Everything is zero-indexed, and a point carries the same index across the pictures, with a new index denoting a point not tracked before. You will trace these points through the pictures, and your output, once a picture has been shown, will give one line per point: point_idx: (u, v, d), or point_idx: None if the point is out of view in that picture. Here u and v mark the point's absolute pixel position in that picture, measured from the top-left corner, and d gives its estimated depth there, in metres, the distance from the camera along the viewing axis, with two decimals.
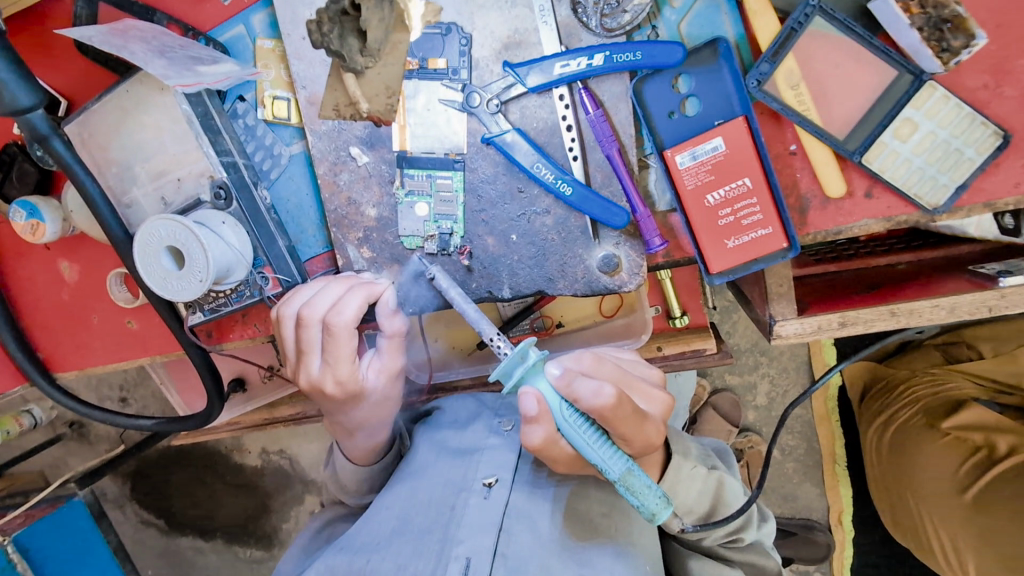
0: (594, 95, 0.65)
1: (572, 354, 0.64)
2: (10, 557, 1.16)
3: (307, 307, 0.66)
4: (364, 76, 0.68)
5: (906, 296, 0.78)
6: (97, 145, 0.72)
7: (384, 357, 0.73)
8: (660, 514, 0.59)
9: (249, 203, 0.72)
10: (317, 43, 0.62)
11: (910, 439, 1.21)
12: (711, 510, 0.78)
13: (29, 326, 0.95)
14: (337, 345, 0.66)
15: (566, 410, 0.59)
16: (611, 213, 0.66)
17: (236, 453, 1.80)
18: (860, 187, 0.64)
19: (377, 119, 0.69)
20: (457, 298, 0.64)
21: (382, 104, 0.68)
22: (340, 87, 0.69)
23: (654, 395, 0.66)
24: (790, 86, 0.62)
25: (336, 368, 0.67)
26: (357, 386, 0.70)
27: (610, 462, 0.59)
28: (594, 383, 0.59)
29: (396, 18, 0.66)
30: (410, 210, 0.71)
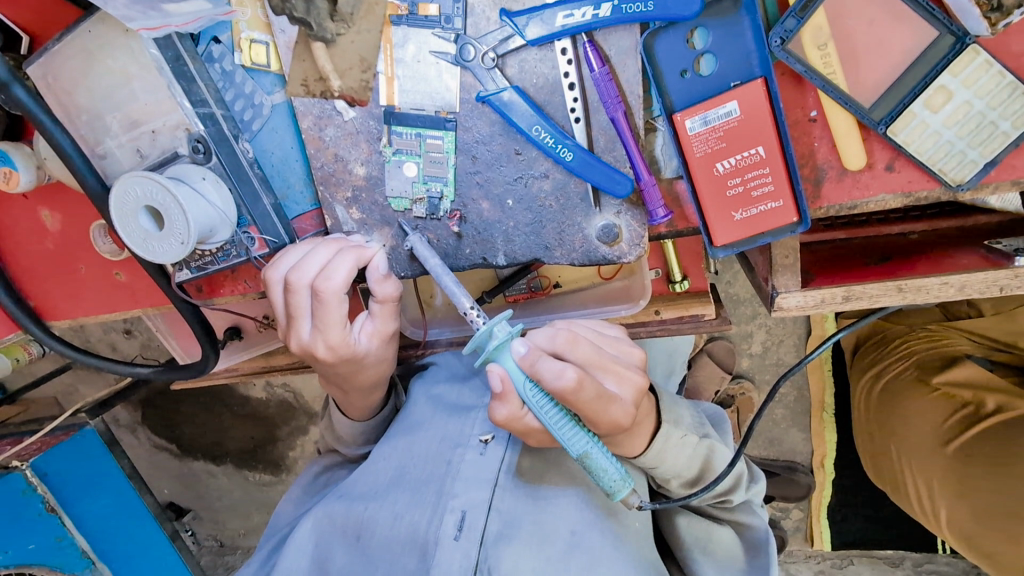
0: (600, 50, 0.59)
1: (546, 332, 0.63)
2: (30, 480, 1.22)
3: (295, 271, 0.64)
4: (336, 45, 0.62)
5: (915, 272, 0.75)
6: (63, 92, 0.67)
7: (378, 320, 0.69)
8: (619, 491, 0.63)
9: (231, 157, 0.68)
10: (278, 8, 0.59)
11: (899, 393, 1.22)
12: (699, 475, 0.80)
13: (16, 273, 0.93)
14: (327, 311, 0.64)
15: (528, 387, 0.61)
16: (614, 181, 0.62)
17: (241, 385, 1.82)
18: (882, 159, 0.60)
19: (350, 98, 0.64)
20: (436, 267, 0.64)
21: (356, 80, 0.63)
22: (308, 59, 0.63)
23: (631, 376, 0.65)
24: (817, 46, 0.56)
25: (326, 333, 0.65)
26: (350, 352, 0.67)
27: (573, 439, 0.61)
28: (557, 365, 0.58)
29: None
30: (398, 169, 0.67)
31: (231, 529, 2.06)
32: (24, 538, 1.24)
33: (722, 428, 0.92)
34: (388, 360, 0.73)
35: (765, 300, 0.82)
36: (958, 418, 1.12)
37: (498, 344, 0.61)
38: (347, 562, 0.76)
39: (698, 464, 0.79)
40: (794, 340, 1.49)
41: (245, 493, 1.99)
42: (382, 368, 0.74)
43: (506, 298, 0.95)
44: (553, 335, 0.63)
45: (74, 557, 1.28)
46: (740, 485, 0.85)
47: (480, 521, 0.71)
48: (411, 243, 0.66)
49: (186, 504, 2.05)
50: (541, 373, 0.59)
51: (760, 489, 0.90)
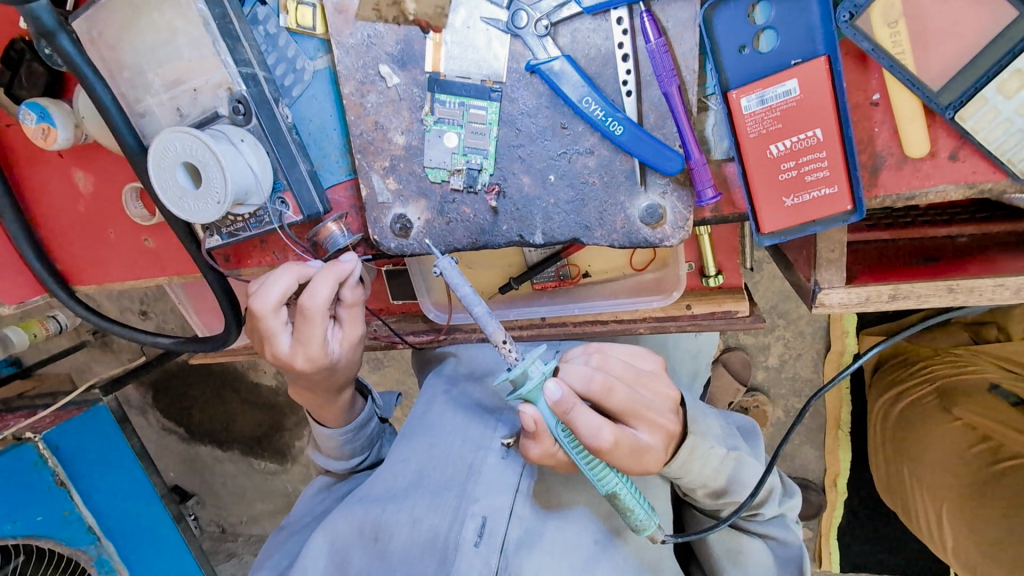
0: (657, 21, 0.58)
1: (583, 374, 0.63)
2: (42, 453, 1.22)
3: (263, 300, 0.66)
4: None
5: (966, 272, 0.72)
6: (107, 46, 0.66)
7: (345, 327, 0.72)
8: (645, 530, 0.67)
9: (270, 120, 0.67)
10: None
11: (919, 418, 1.19)
12: (725, 487, 0.77)
13: (45, 236, 0.93)
14: (310, 326, 0.66)
15: (561, 431, 0.61)
16: (664, 158, 0.60)
17: (252, 372, 1.82)
18: (945, 147, 0.57)
19: (424, 24, 0.62)
20: (469, 296, 0.62)
21: (431, 6, 0.61)
22: None
23: (663, 422, 0.68)
24: (887, 23, 0.54)
25: (306, 347, 0.68)
26: (326, 360, 0.69)
27: (606, 481, 0.63)
28: (594, 419, 0.60)
29: None
30: (438, 139, 0.65)
31: (233, 516, 2.05)
32: (32, 511, 1.22)
33: (753, 442, 0.89)
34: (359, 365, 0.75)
35: (804, 299, 0.79)
36: (975, 451, 1.07)
37: (534, 385, 0.59)
38: (363, 564, 0.73)
39: (724, 477, 0.76)
40: (812, 356, 1.45)
41: (249, 480, 1.98)
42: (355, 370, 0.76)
43: (534, 285, 0.93)
44: (591, 378, 0.63)
45: (80, 532, 1.27)
46: (771, 499, 0.82)
47: (502, 527, 0.69)
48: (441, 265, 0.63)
49: (191, 487, 2.05)
50: (577, 424, 0.59)
51: (794, 503, 0.87)
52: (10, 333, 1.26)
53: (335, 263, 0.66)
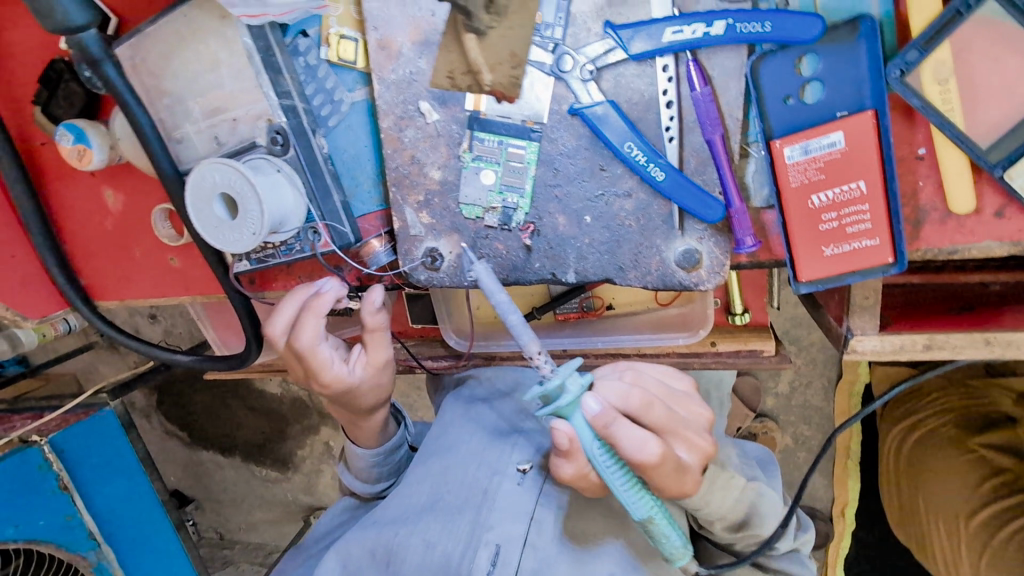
0: (703, 70, 0.57)
1: (620, 391, 0.58)
2: (48, 457, 1.21)
3: (280, 319, 0.66)
4: (487, 38, 0.60)
5: (1003, 324, 0.71)
6: (148, 72, 0.67)
7: (369, 350, 0.72)
8: (679, 558, 0.62)
9: (307, 150, 0.67)
10: None
11: (929, 447, 1.19)
12: (746, 519, 0.74)
13: (72, 250, 0.93)
14: (344, 339, 0.67)
15: (599, 449, 0.56)
16: (704, 205, 0.59)
17: (258, 380, 1.82)
18: (991, 205, 0.57)
19: (501, 93, 0.62)
20: (502, 303, 0.55)
21: (506, 76, 0.61)
22: (456, 49, 0.61)
23: (702, 444, 0.62)
24: (937, 81, 0.53)
25: (338, 362, 0.68)
26: (343, 383, 0.70)
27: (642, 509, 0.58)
28: (638, 434, 0.55)
29: None
30: (475, 176, 0.65)
31: (232, 523, 2.04)
32: (35, 515, 1.21)
33: (769, 469, 0.87)
34: (381, 387, 0.74)
35: (835, 343, 0.78)
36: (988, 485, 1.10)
37: (572, 398, 0.54)
38: None
39: (742, 508, 0.73)
40: (823, 383, 1.44)
41: (249, 488, 1.97)
42: (378, 392, 0.75)
43: (556, 316, 0.93)
44: (628, 395, 0.58)
45: (82, 538, 1.27)
46: (786, 533, 0.80)
47: (515, 557, 0.68)
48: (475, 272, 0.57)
49: (190, 492, 2.05)
50: (621, 441, 0.55)
51: (812, 538, 0.85)
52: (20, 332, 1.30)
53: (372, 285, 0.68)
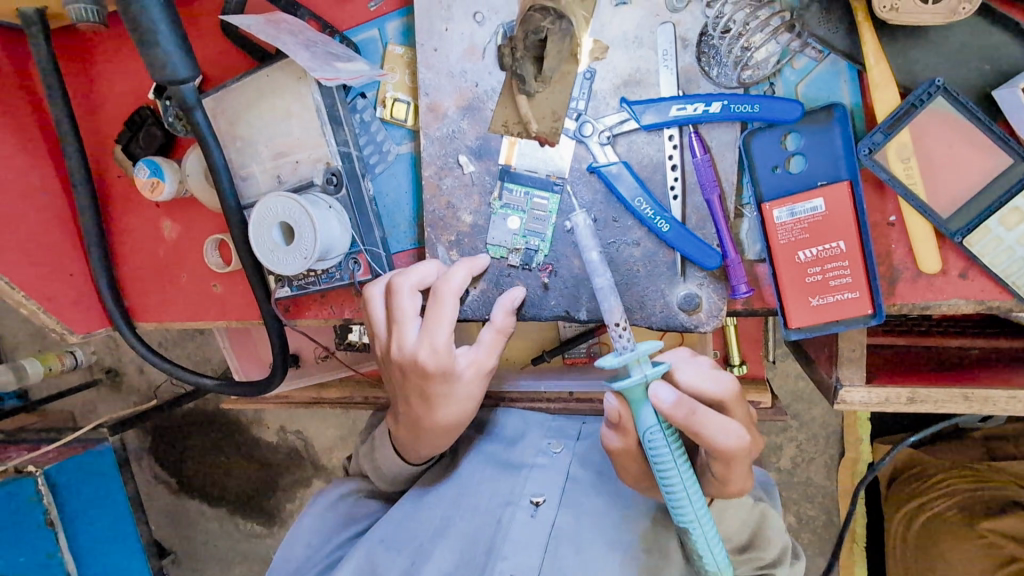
0: (703, 140, 0.68)
1: (709, 380, 0.59)
2: (39, 489, 1.23)
3: (409, 275, 0.68)
4: (534, 99, 0.71)
5: (980, 381, 0.77)
6: (228, 121, 0.78)
7: (477, 347, 0.69)
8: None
9: (357, 192, 0.77)
10: (507, 64, 0.71)
11: (945, 532, 1.19)
12: (748, 541, 0.77)
13: (122, 274, 1.02)
14: (438, 309, 0.65)
15: (661, 430, 0.58)
16: (704, 254, 0.68)
17: (255, 426, 1.84)
18: (955, 267, 0.65)
19: (543, 139, 0.71)
20: (595, 264, 0.67)
21: (550, 126, 0.71)
22: (512, 106, 0.72)
23: (758, 450, 0.64)
24: (901, 159, 0.63)
25: (431, 335, 0.65)
26: (449, 360, 0.66)
27: (689, 513, 0.59)
28: (721, 421, 0.56)
29: (569, 53, 0.69)
30: (502, 221, 0.74)
31: None
32: (17, 550, 1.23)
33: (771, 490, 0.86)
34: (473, 399, 0.70)
35: (825, 395, 0.83)
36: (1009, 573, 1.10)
37: (642, 382, 0.58)
38: None
39: (744, 527, 0.76)
40: (825, 460, 1.45)
41: (231, 542, 1.94)
42: (467, 403, 0.71)
43: (564, 360, 1.00)
44: (714, 388, 0.59)
45: None
46: (784, 561, 0.78)
47: None
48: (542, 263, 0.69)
49: (168, 544, 2.00)
50: (704, 429, 0.56)
51: (800, 566, 0.85)
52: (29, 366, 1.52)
53: (472, 258, 0.71)
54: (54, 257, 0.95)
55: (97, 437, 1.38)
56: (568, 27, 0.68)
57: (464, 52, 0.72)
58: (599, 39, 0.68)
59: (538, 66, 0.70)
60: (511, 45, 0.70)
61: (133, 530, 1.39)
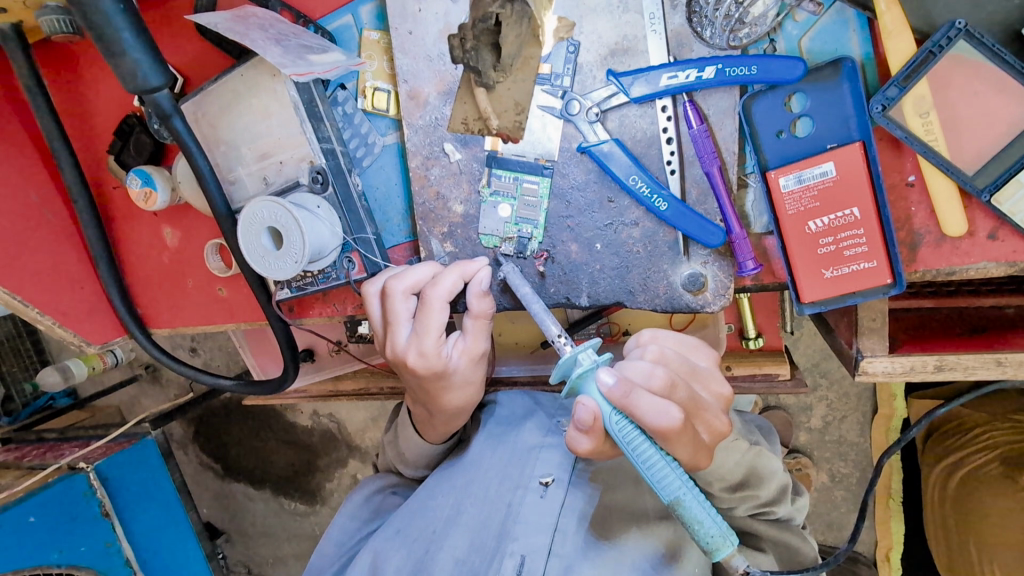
0: (699, 109, 0.63)
1: (643, 368, 0.57)
2: (92, 483, 1.28)
3: (402, 278, 0.66)
4: (494, 91, 0.68)
5: (1015, 344, 0.72)
6: (209, 125, 0.77)
7: (469, 339, 0.68)
8: (719, 550, 0.59)
9: (344, 189, 0.75)
10: (459, 58, 0.68)
11: (983, 485, 1.16)
12: (745, 481, 0.73)
13: (132, 283, 1.03)
14: (427, 314, 0.64)
15: (614, 415, 0.57)
16: (707, 231, 0.64)
17: (290, 412, 1.89)
18: (983, 228, 0.60)
19: (505, 135, 0.69)
20: (527, 295, 0.66)
21: (511, 121, 0.68)
22: (470, 101, 0.69)
23: (716, 423, 0.62)
24: (919, 113, 0.57)
25: (422, 339, 0.65)
26: (440, 364, 0.65)
27: (670, 484, 0.56)
28: (657, 401, 0.55)
29: (531, 33, 0.65)
30: (493, 210, 0.71)
31: (259, 558, 2.07)
32: (78, 541, 1.26)
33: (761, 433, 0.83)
34: (474, 384, 0.71)
35: (847, 366, 0.79)
36: None
37: (583, 371, 0.58)
38: None
39: (743, 471, 0.72)
40: (858, 418, 1.41)
41: (280, 521, 2.01)
42: (469, 390, 0.71)
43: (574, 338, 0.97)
44: (652, 372, 0.56)
45: (119, 565, 1.32)
46: (785, 497, 0.78)
47: (539, 565, 0.75)
48: (505, 271, 0.69)
49: (221, 525, 2.09)
50: (638, 411, 0.55)
51: (804, 501, 0.85)
52: (72, 365, 1.56)
53: (465, 261, 0.67)
54: (65, 270, 0.97)
55: (142, 431, 1.45)
56: (525, 8, 0.65)
57: (441, 32, 0.68)
58: (564, 16, 0.64)
59: (497, 55, 0.67)
60: (461, 35, 0.68)
61: (185, 518, 1.47)
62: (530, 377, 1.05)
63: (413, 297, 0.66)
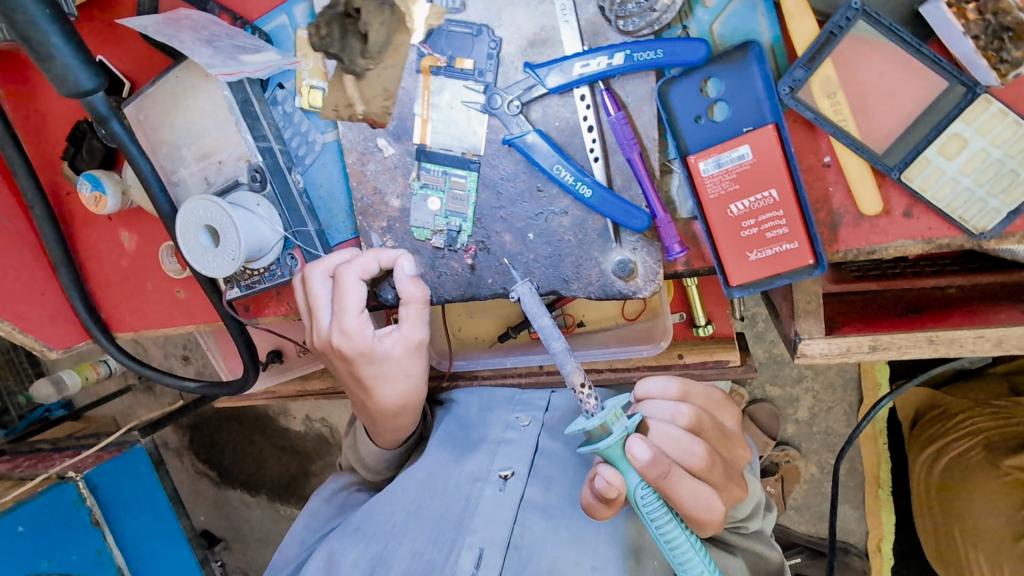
0: (617, 97, 0.64)
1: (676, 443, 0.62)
2: (81, 492, 1.29)
3: (319, 262, 0.70)
4: (366, 78, 0.71)
5: (949, 323, 0.72)
6: (152, 128, 0.78)
7: (404, 326, 0.70)
8: None
9: (282, 186, 0.76)
10: (321, 47, 0.70)
11: (966, 473, 1.16)
12: None
13: (94, 287, 1.04)
14: (342, 294, 0.68)
15: (642, 490, 0.60)
16: (631, 216, 0.65)
17: (281, 417, 1.90)
18: (899, 206, 0.60)
19: (372, 120, 0.72)
20: (547, 329, 0.64)
21: (379, 107, 0.71)
22: (340, 89, 0.72)
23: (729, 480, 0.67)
24: (827, 95, 0.58)
25: (342, 320, 0.68)
26: (364, 344, 0.69)
27: (693, 566, 0.60)
28: (688, 484, 0.60)
29: (398, 21, 0.68)
30: (423, 202, 0.72)
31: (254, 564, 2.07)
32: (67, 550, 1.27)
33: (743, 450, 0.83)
34: (410, 372, 0.73)
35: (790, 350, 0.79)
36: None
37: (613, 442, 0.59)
38: None
39: None
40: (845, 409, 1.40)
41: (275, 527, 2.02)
42: (410, 379, 0.73)
43: (531, 333, 1.00)
44: (690, 449, 0.62)
45: None
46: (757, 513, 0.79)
47: (497, 559, 0.76)
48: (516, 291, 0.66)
49: (219, 533, 2.09)
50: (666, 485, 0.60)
51: (774, 518, 0.85)
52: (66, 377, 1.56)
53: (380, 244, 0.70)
54: (26, 276, 0.98)
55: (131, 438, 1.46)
56: None
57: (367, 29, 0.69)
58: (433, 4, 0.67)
59: (365, 43, 0.70)
60: (322, 27, 0.70)
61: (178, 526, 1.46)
62: (491, 371, 1.04)
63: (331, 279, 0.70)
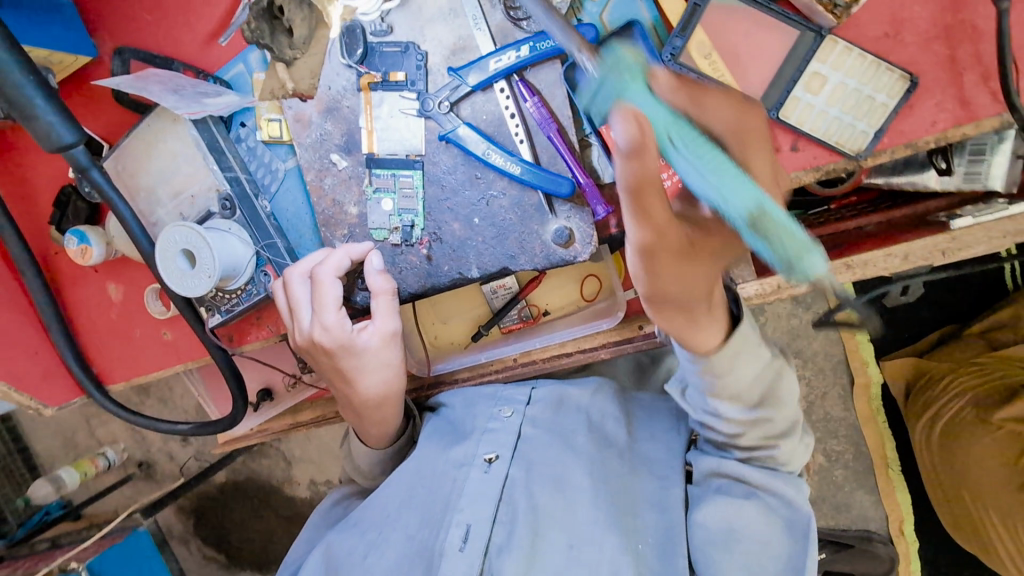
0: (531, 86, 0.74)
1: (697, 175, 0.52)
2: None
3: (297, 265, 0.77)
4: (295, 64, 0.82)
5: (865, 248, 0.80)
6: (130, 176, 0.87)
7: (378, 320, 0.77)
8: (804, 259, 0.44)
9: (251, 211, 0.83)
10: (251, 37, 0.77)
11: (963, 433, 1.16)
12: (760, 398, 0.73)
13: (84, 344, 1.09)
14: (320, 292, 0.75)
15: (675, 125, 0.47)
16: (557, 184, 0.73)
17: (286, 485, 1.80)
18: (786, 142, 0.68)
19: (303, 95, 0.81)
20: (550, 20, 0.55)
21: (307, 83, 0.81)
22: (274, 78, 0.83)
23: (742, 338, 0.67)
24: (704, 56, 0.67)
25: (322, 316, 0.75)
26: (344, 338, 0.75)
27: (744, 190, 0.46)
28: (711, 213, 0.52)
29: (318, 18, 0.80)
30: (378, 205, 0.80)
31: None
32: None
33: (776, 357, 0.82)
34: (388, 363, 0.79)
35: None
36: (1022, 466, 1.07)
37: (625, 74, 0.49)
38: None
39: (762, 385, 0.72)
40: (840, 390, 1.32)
41: None
42: (387, 371, 0.79)
43: (501, 329, 1.03)
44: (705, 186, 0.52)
45: None
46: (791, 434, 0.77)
47: (485, 533, 0.78)
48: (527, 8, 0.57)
49: None
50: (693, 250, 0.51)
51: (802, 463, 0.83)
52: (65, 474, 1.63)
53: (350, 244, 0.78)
54: (17, 341, 1.03)
55: None
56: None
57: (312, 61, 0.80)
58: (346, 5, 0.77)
59: (290, 36, 0.80)
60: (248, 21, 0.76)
61: None
62: (469, 372, 1.09)
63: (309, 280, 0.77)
